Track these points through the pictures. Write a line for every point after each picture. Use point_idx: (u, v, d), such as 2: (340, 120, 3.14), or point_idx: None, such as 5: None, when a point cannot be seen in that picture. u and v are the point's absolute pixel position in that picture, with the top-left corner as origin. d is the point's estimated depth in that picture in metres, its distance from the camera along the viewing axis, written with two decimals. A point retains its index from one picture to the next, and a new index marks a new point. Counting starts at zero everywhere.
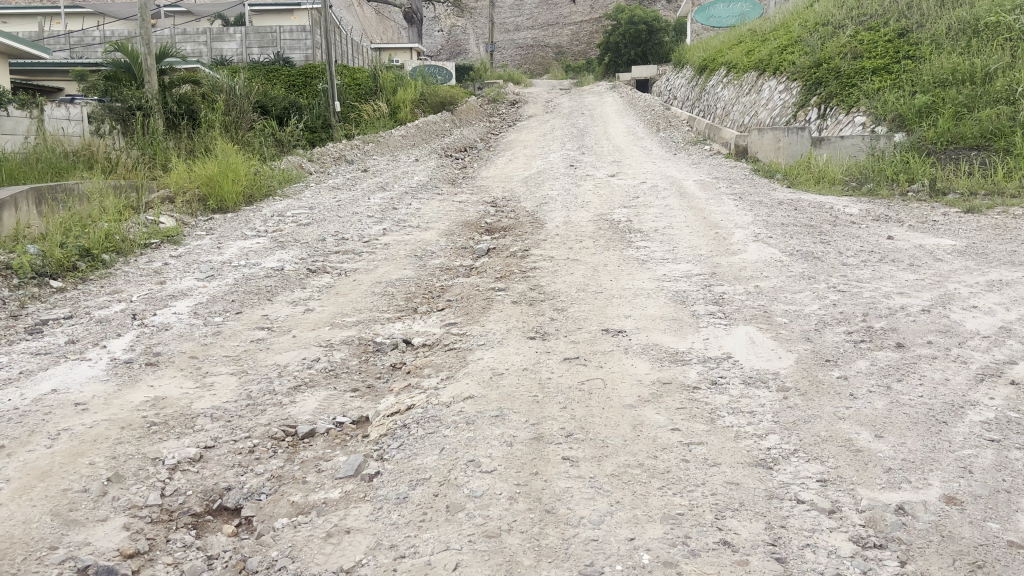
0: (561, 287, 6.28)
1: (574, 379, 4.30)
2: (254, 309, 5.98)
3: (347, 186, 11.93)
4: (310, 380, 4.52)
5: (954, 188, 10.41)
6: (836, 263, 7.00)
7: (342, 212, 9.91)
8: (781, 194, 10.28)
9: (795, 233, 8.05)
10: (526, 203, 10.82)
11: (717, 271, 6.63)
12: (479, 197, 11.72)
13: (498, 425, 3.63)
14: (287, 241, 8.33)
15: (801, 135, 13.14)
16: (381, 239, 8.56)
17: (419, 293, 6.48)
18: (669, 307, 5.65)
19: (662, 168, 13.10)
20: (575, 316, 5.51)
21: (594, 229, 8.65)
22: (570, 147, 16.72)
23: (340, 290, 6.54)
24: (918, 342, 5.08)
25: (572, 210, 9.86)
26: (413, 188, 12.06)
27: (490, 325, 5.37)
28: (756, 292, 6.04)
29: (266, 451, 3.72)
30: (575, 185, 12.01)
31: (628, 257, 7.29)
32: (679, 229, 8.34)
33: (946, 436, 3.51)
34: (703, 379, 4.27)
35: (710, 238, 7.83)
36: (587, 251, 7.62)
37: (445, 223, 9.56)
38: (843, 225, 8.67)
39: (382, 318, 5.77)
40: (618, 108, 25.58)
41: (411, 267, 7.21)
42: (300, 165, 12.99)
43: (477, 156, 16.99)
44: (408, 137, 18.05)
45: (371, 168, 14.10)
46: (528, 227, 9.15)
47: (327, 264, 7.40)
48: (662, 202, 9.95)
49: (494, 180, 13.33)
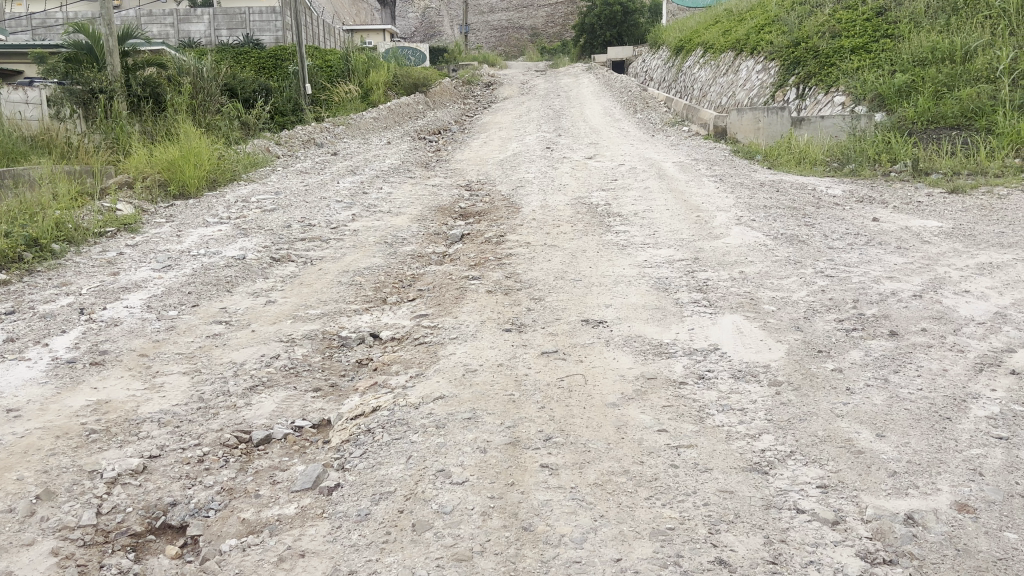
0: (538, 274, 5.99)
1: (553, 375, 4.02)
2: (212, 302, 5.63)
3: (316, 170, 11.53)
4: (268, 380, 4.20)
5: (937, 168, 10.23)
6: (822, 246, 6.77)
7: (310, 197, 9.54)
8: (762, 175, 10.04)
9: (778, 216, 7.81)
10: (502, 186, 10.51)
11: (700, 256, 6.37)
12: (453, 181, 11.37)
13: (470, 428, 3.34)
14: (251, 228, 7.95)
15: (781, 116, 12.91)
16: (350, 225, 8.22)
17: (389, 282, 6.15)
18: (651, 295, 5.38)
19: (640, 150, 12.81)
20: (553, 305, 5.22)
21: (572, 213, 8.36)
22: (546, 129, 16.38)
23: (305, 280, 6.21)
24: (912, 329, 4.86)
25: (549, 193, 9.56)
26: (385, 172, 11.69)
27: (462, 316, 5.07)
28: (742, 278, 5.78)
29: (217, 460, 3.39)
30: (551, 168, 11.71)
31: (608, 242, 7.01)
32: (659, 213, 8.07)
33: (952, 435, 3.27)
34: (690, 374, 4.01)
35: (691, 222, 7.57)
36: (565, 235, 7.33)
37: (417, 208, 9.22)
38: (827, 207, 8.45)
39: (348, 310, 5.44)
40: (595, 90, 25.26)
41: (380, 255, 6.88)
42: (267, 149, 12.57)
43: (451, 139, 16.60)
44: (381, 120, 17.61)
45: (342, 151, 13.68)
46: (504, 212, 8.84)
47: (293, 253, 7.06)
48: (641, 185, 9.68)
49: (469, 163, 12.98)
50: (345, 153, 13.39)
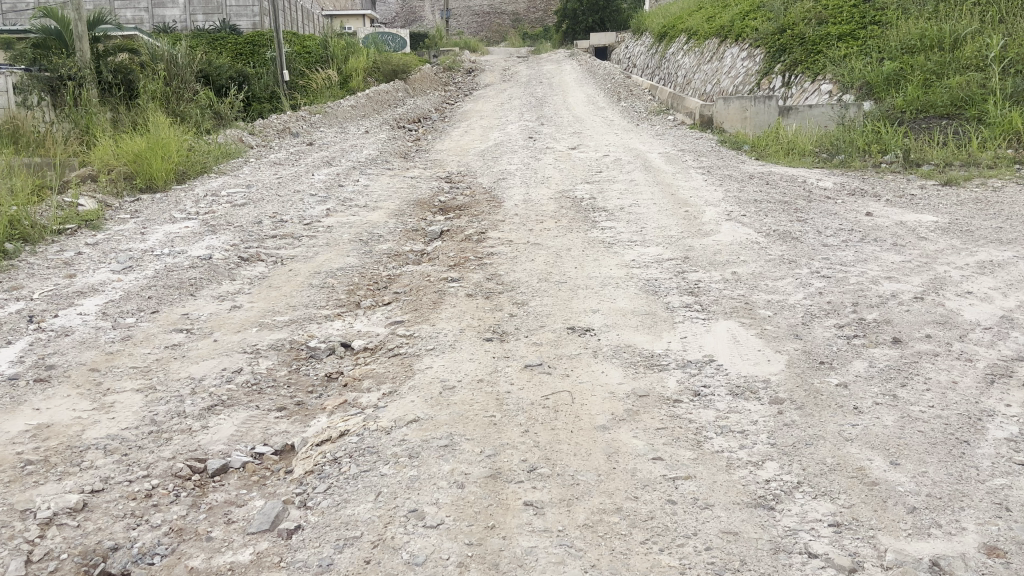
0: (520, 276, 5.68)
1: (537, 392, 3.71)
2: (173, 307, 5.27)
3: (291, 161, 11.15)
4: (229, 398, 3.86)
5: (929, 158, 10.02)
6: (816, 243, 6.51)
7: (283, 191, 9.16)
8: (751, 167, 9.77)
9: (768, 210, 7.55)
10: (483, 178, 10.19)
11: (690, 255, 6.09)
12: (433, 172, 11.02)
13: (447, 459, 3.03)
14: (220, 225, 7.57)
15: (768, 105, 12.61)
16: (324, 221, 7.87)
17: (363, 284, 5.82)
18: (640, 299, 5.10)
19: (625, 140, 12.49)
20: (537, 311, 4.92)
21: (555, 208, 8.06)
22: (529, 118, 16.03)
23: (274, 283, 5.86)
24: (916, 335, 4.60)
25: (532, 186, 9.25)
26: (362, 163, 11.32)
27: (440, 323, 4.76)
28: (734, 279, 5.51)
29: (168, 495, 3.04)
30: (534, 159, 11.39)
31: (593, 240, 6.71)
32: (646, 207, 7.78)
33: (972, 462, 3.01)
34: (684, 391, 3.72)
35: (680, 217, 7.28)
36: (549, 232, 7.02)
37: (395, 202, 8.89)
38: (818, 201, 8.20)
39: (319, 316, 5.11)
40: (578, 77, 24.93)
41: (354, 254, 6.54)
42: (240, 139, 12.15)
43: (431, 128, 16.22)
44: (359, 108, 17.18)
45: (318, 141, 13.28)
46: (485, 206, 8.53)
47: (262, 251, 6.76)
48: (626, 177, 9.38)
49: (449, 154, 12.63)
50: (321, 144, 12.99)
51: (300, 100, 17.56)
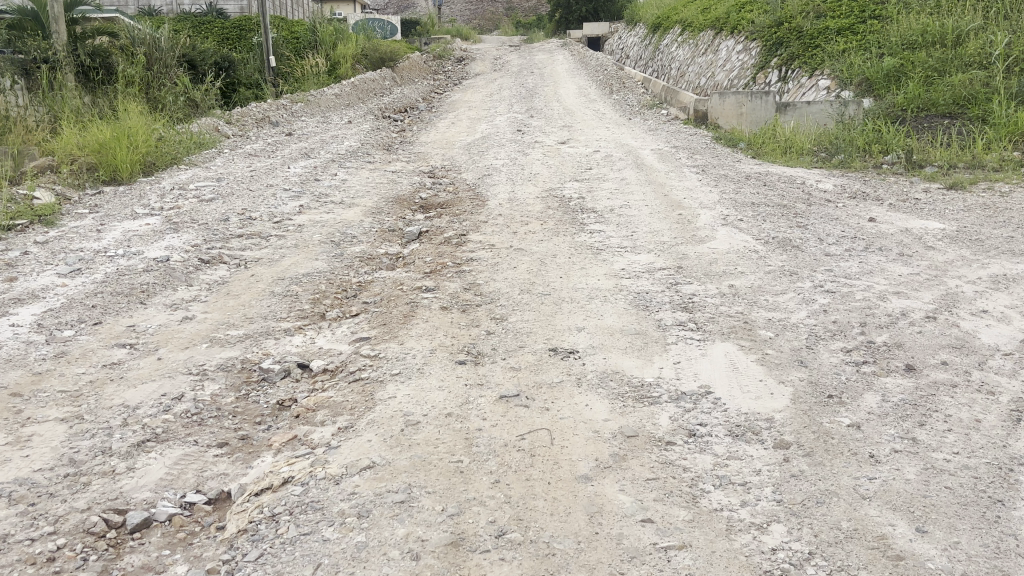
0: (500, 287, 5.24)
1: (512, 430, 3.29)
2: (118, 318, 4.80)
3: (267, 153, 10.65)
4: (164, 431, 3.41)
5: (931, 160, 9.63)
6: (818, 253, 6.09)
7: (255, 185, 8.68)
8: (747, 166, 9.36)
9: (767, 215, 7.14)
10: (467, 174, 9.74)
11: (684, 265, 5.67)
12: (415, 166, 10.55)
13: (402, 521, 2.60)
14: (183, 222, 7.09)
15: (766, 100, 12.15)
16: (295, 219, 7.41)
17: (330, 292, 5.36)
18: (629, 316, 4.67)
19: (616, 135, 12.03)
20: (516, 328, 4.49)
21: (542, 209, 7.62)
22: (518, 109, 15.55)
23: (233, 289, 5.41)
24: (931, 361, 4.20)
25: (518, 184, 8.81)
26: (342, 156, 10.83)
27: (410, 341, 4.31)
28: (732, 293, 5.09)
29: (75, 558, 2.60)
30: (522, 154, 10.93)
31: (581, 246, 6.28)
32: (638, 210, 7.35)
33: (1010, 529, 2.60)
34: (678, 430, 3.31)
35: (673, 222, 6.85)
36: (534, 236, 6.58)
37: (373, 198, 8.43)
38: (818, 204, 7.79)
39: (278, 330, 4.66)
40: (570, 67, 24.46)
41: (323, 257, 6.08)
42: (215, 129, 11.64)
43: (417, 118, 15.72)
44: (343, 96, 16.65)
45: (298, 131, 12.77)
46: (467, 204, 8.09)
47: (225, 253, 6.29)
48: (617, 176, 8.94)
49: (434, 146, 12.15)
50: (300, 134, 12.48)
51: (284, 87, 17.03)
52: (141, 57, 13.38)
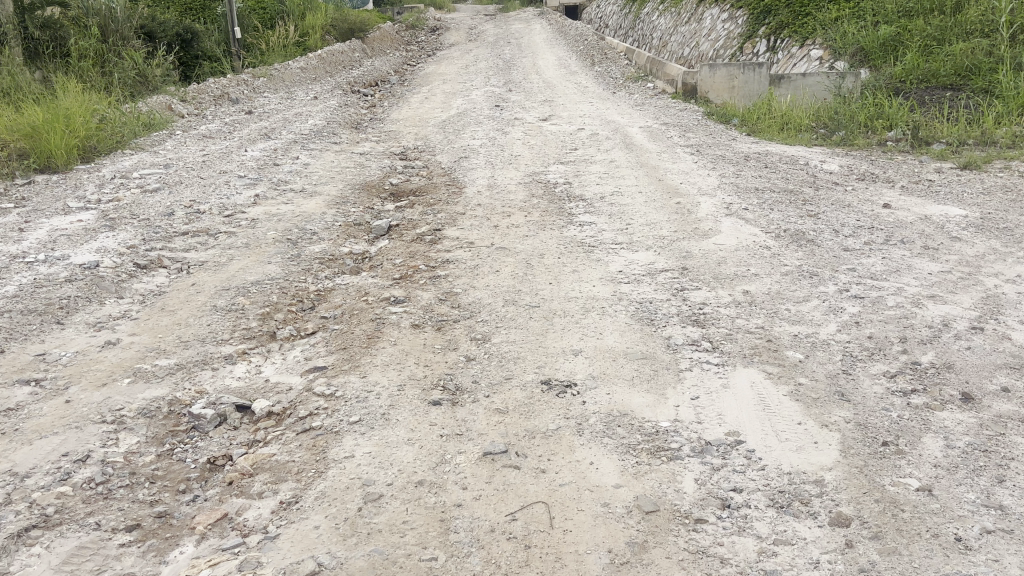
0: (481, 297, 4.53)
1: (501, 505, 2.60)
2: (26, 345, 4.04)
3: (223, 134, 9.80)
4: (57, 511, 2.69)
5: (939, 136, 9.00)
6: (835, 248, 5.44)
7: (207, 172, 7.87)
8: (744, 146, 8.67)
9: (773, 202, 6.48)
10: (442, 155, 8.99)
11: (688, 266, 5.01)
12: (386, 147, 9.77)
13: None
14: (121, 218, 6.30)
15: (759, 73, 11.45)
16: (249, 212, 6.64)
17: (283, 305, 4.63)
18: (633, 334, 3.99)
19: (600, 111, 11.28)
20: (501, 353, 3.79)
21: (524, 198, 6.90)
22: (495, 83, 14.71)
23: (170, 302, 4.66)
24: (991, 386, 3.55)
25: (497, 168, 8.07)
26: (306, 136, 10.00)
27: (373, 373, 3.60)
28: (748, 301, 4.43)
29: None
30: (500, 132, 10.17)
31: (571, 244, 5.58)
32: (631, 200, 6.66)
33: None
34: (707, 500, 2.64)
35: (671, 213, 6.18)
36: (517, 233, 5.87)
37: (338, 185, 7.67)
38: (826, 188, 7.14)
39: (218, 359, 3.92)
40: (548, 37, 23.57)
41: (277, 260, 5.33)
42: (168, 108, 10.77)
43: (389, 93, 14.87)
44: (310, 70, 15.70)
45: (259, 109, 11.89)
46: (442, 192, 7.36)
47: (165, 256, 5.52)
48: (605, 158, 8.24)
49: (405, 124, 11.34)
50: (261, 112, 11.61)
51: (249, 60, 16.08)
52: (95, 29, 12.47)
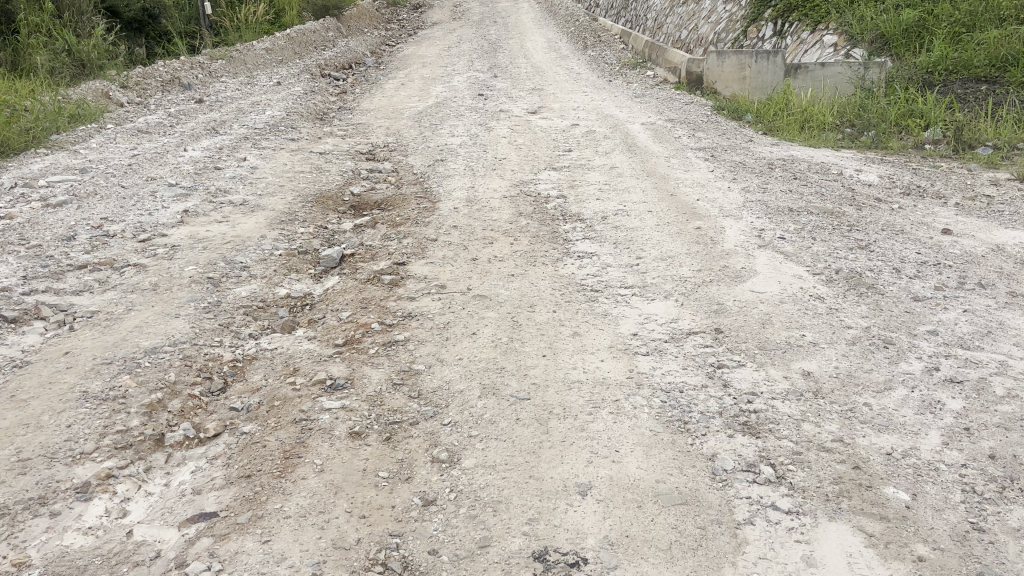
0: (451, 380, 3.33)
1: None
2: None
3: (163, 128, 8.51)
4: None
5: (984, 139, 7.84)
6: (904, 298, 4.28)
7: (131, 178, 6.61)
8: (765, 149, 7.50)
9: (813, 227, 5.34)
10: (415, 156, 7.77)
11: (724, 326, 3.84)
12: (352, 145, 8.53)
13: None
14: (5, 245, 5.04)
15: (772, 61, 10.10)
16: (171, 234, 5.42)
17: (182, 390, 3.43)
18: (664, 455, 2.82)
19: (596, 103, 10.05)
20: (474, 493, 2.60)
21: (510, 218, 5.69)
22: (478, 67, 13.43)
23: (26, 380, 3.44)
24: None
25: (478, 174, 6.87)
26: (259, 130, 8.71)
27: (283, 535, 2.42)
28: (813, 391, 3.26)
29: None
30: (483, 127, 8.95)
31: (568, 289, 4.39)
32: (639, 223, 5.49)
33: None
34: None
35: (690, 244, 5.01)
36: (500, 271, 4.66)
37: (288, 194, 6.45)
38: (869, 207, 5.97)
39: (64, 492, 2.73)
40: (536, 17, 22.25)
41: (187, 312, 4.11)
42: (105, 95, 9.44)
43: (362, 78, 13.56)
44: (276, 51, 14.30)
45: (212, 96, 10.57)
46: (411, 206, 6.17)
47: (45, 301, 4.28)
48: (604, 164, 7.10)
49: (376, 116, 10.07)
50: (213, 100, 10.29)
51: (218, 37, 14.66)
52: (50, 4, 11.22)
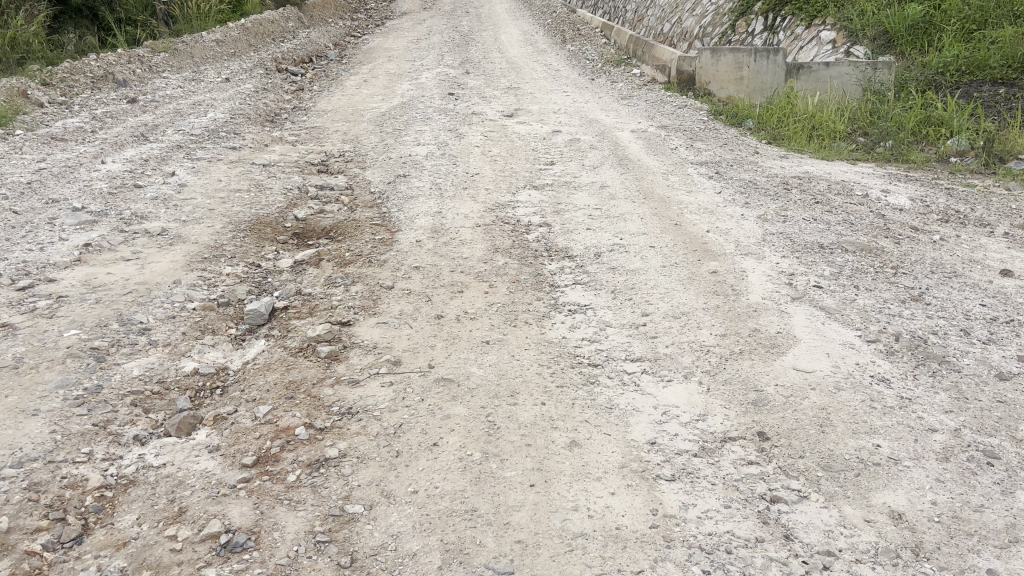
0: (400, 535, 2.33)
1: None
2: None
3: (83, 134, 7.38)
4: None
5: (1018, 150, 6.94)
6: (987, 376, 3.30)
7: (27, 202, 5.51)
8: (776, 164, 6.57)
9: (851, 269, 4.40)
10: (374, 169, 6.75)
11: (768, 429, 2.90)
12: (304, 153, 7.48)
13: None
14: None
15: (772, 60, 9.15)
16: (61, 278, 4.35)
17: (17, 542, 2.40)
18: None
19: (578, 106, 9.06)
20: None
21: (483, 254, 4.69)
22: (448, 62, 12.37)
23: None
24: None
25: (445, 195, 5.86)
26: (196, 136, 7.61)
27: None
28: (913, 549, 2.31)
29: None
30: (454, 133, 7.93)
31: (559, 365, 3.40)
32: (642, 263, 4.52)
33: None
34: None
35: (706, 294, 4.05)
36: (471, 336, 3.65)
37: (218, 220, 5.40)
38: (907, 240, 5.05)
39: None
40: (511, 7, 21.19)
41: (51, 405, 3.06)
42: (22, 95, 8.29)
43: (323, 73, 12.44)
44: (229, 42, 13.12)
45: (148, 95, 9.43)
46: (366, 236, 5.15)
47: None
48: (593, 182, 6.14)
49: (333, 118, 9.00)
50: (149, 99, 9.16)
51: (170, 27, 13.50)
52: None
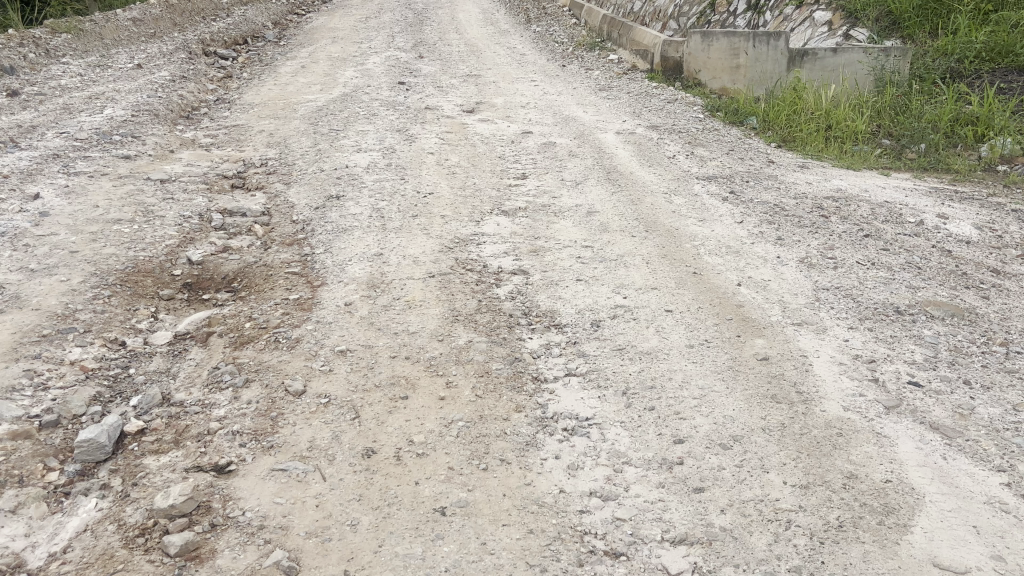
0: None
1: None
2: None
3: None
4: None
5: None
6: None
7: None
8: (801, 179, 5.34)
9: (946, 347, 3.18)
10: (300, 185, 5.36)
11: None
12: (216, 162, 6.05)
13: None
14: None
15: (774, 45, 7.86)
16: None
17: None
18: None
19: (550, 99, 7.74)
20: None
21: (437, 328, 3.36)
22: (399, 45, 10.89)
23: None
24: None
25: (388, 227, 4.51)
26: (80, 141, 6.11)
27: None
28: None
29: None
30: (404, 134, 6.55)
31: (561, 561, 2.11)
32: (660, 339, 3.25)
33: None
34: None
35: (761, 401, 2.80)
36: (416, 496, 2.33)
37: (76, 268, 3.97)
38: (996, 290, 3.83)
39: None
40: None
41: None
42: None
43: (257, 57, 10.89)
44: (147, 20, 11.46)
45: (35, 86, 7.84)
46: (277, 292, 3.79)
47: None
48: (579, 204, 4.85)
49: (259, 114, 7.54)
50: (34, 90, 7.59)
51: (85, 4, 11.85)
52: None
